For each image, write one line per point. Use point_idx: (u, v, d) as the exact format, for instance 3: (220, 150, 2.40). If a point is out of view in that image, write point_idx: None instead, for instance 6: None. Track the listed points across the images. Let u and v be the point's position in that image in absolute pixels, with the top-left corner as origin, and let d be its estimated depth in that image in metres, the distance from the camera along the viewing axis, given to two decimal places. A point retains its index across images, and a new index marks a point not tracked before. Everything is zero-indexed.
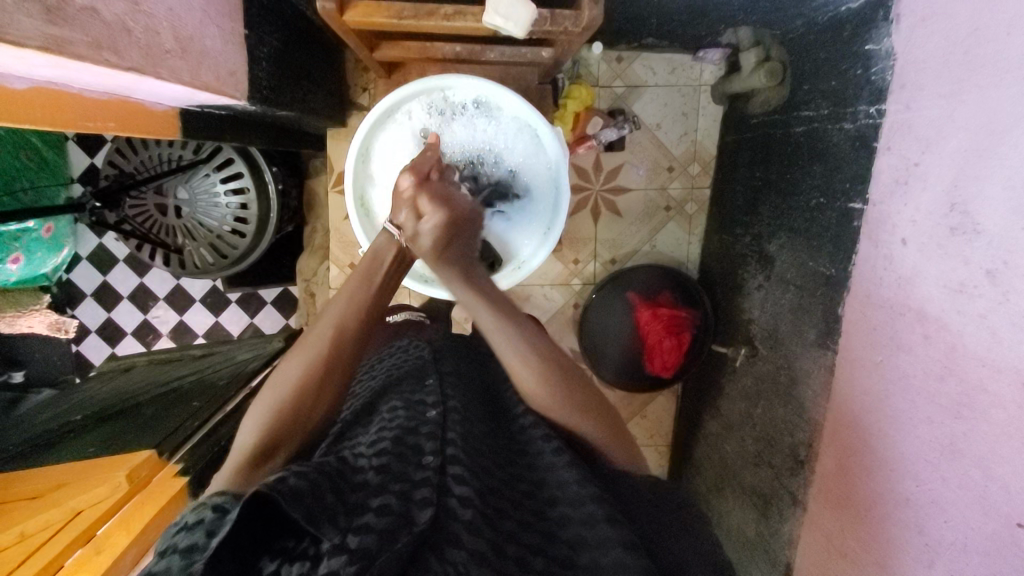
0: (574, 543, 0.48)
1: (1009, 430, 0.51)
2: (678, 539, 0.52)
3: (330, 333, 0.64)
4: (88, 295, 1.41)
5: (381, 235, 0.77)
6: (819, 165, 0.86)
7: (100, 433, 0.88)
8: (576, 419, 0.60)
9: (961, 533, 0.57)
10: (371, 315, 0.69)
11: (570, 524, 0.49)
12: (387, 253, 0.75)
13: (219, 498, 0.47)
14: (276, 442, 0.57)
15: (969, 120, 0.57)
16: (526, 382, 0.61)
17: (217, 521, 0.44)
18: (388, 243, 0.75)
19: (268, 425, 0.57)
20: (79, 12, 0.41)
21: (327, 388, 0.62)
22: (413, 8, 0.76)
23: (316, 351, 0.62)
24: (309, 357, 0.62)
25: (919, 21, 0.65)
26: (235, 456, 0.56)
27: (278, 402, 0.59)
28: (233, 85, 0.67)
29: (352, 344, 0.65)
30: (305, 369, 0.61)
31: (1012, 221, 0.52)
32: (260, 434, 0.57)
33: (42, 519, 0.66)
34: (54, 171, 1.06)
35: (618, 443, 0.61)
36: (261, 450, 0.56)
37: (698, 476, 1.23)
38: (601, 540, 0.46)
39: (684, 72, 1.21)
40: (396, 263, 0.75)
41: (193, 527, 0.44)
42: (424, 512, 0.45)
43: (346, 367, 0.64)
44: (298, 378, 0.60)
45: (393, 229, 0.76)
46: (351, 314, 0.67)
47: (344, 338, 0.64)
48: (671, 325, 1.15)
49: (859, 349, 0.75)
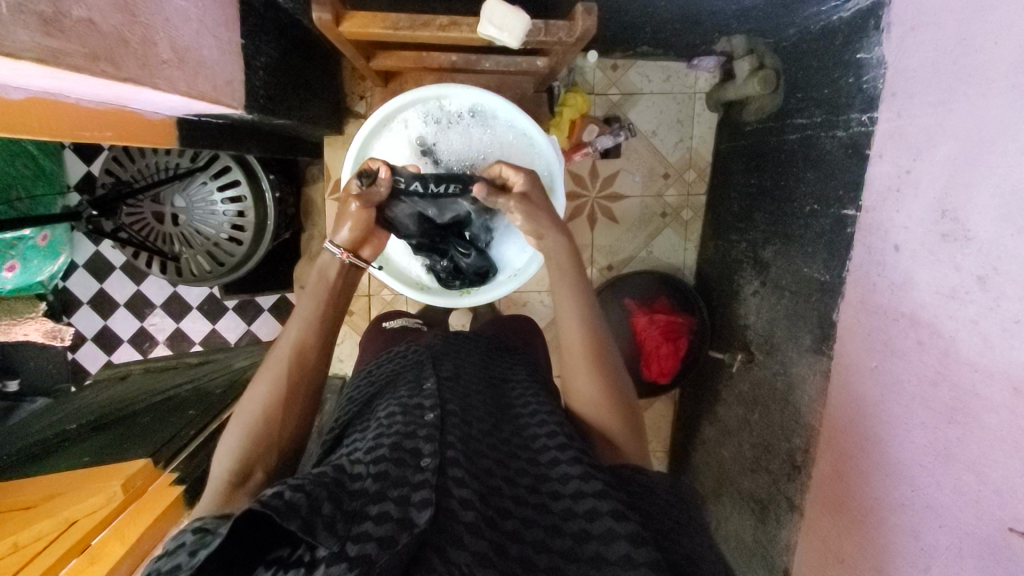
0: (576, 535, 0.48)
1: (1001, 435, 0.52)
2: (687, 536, 0.52)
3: (291, 354, 0.64)
4: (84, 303, 1.40)
5: (322, 253, 0.72)
6: (813, 172, 0.87)
7: (96, 442, 0.87)
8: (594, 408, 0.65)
9: (955, 537, 0.57)
10: (329, 328, 0.68)
11: (575, 517, 0.49)
12: (333, 270, 0.71)
13: (198, 522, 0.48)
14: (254, 462, 0.57)
15: (959, 128, 0.58)
16: (586, 383, 0.66)
17: (200, 540, 0.44)
18: (332, 260, 0.72)
19: (241, 450, 0.57)
20: (76, 25, 0.41)
21: (297, 400, 0.62)
22: (408, 19, 0.77)
23: (278, 375, 0.62)
24: (275, 378, 0.62)
25: (909, 31, 0.66)
26: (215, 480, 0.56)
27: (246, 428, 0.59)
28: (230, 93, 0.67)
29: (315, 359, 0.65)
30: (270, 390, 0.61)
31: (1002, 228, 0.52)
32: (235, 459, 0.57)
33: (35, 530, 0.64)
34: (50, 179, 1.07)
35: (631, 440, 0.63)
36: (237, 474, 0.56)
37: (695, 482, 1.23)
38: (609, 532, 0.47)
39: (678, 80, 1.22)
40: (343, 276, 0.72)
41: (174, 551, 0.44)
42: (423, 513, 0.45)
43: (315, 383, 0.65)
44: (266, 400, 0.61)
45: (334, 246, 0.73)
46: (308, 330, 0.66)
47: (308, 358, 0.65)
48: (668, 332, 1.16)
49: (854, 354, 0.75)
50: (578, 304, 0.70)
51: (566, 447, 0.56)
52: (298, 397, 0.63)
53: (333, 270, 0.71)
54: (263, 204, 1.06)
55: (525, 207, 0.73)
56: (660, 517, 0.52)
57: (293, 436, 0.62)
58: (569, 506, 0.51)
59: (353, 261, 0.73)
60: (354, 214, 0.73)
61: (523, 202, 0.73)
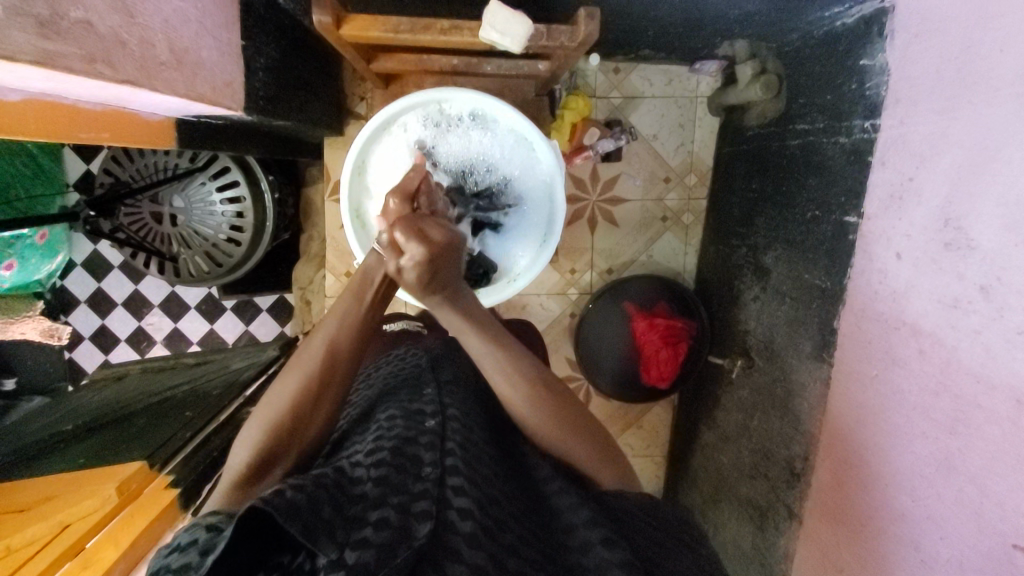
0: (572, 568, 0.48)
1: (1003, 447, 0.51)
2: (679, 558, 0.52)
3: (321, 353, 0.62)
4: (82, 302, 1.40)
5: (369, 252, 0.70)
6: (815, 178, 0.86)
7: (92, 443, 0.87)
8: (548, 438, 0.62)
9: (957, 550, 0.56)
10: (363, 334, 0.66)
11: (570, 549, 0.49)
12: (377, 274, 0.69)
13: (213, 518, 0.47)
14: (273, 459, 0.57)
15: (962, 137, 0.58)
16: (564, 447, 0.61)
17: (212, 540, 0.43)
18: (378, 262, 0.69)
19: (258, 443, 0.57)
20: (74, 26, 0.41)
21: (323, 401, 0.61)
22: (409, 23, 0.76)
23: (307, 370, 0.61)
24: (301, 378, 0.60)
25: (912, 38, 0.66)
26: (229, 471, 0.57)
27: (269, 421, 0.58)
28: (230, 95, 0.67)
29: (346, 362, 0.64)
30: (299, 385, 0.60)
31: (1004, 238, 0.52)
32: (253, 453, 0.56)
33: (29, 534, 0.64)
34: (49, 177, 1.06)
35: (602, 462, 0.62)
36: (250, 471, 0.56)
37: (693, 487, 1.23)
38: (602, 565, 0.46)
39: (680, 83, 1.21)
40: (387, 283, 0.69)
41: (186, 547, 0.43)
42: (424, 525, 0.44)
43: (336, 391, 0.62)
44: (290, 399, 0.59)
45: (382, 247, 0.69)
46: (344, 331, 0.65)
47: (336, 361, 0.62)
48: (667, 336, 1.14)
49: (854, 362, 0.75)
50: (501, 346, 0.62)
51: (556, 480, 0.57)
52: (324, 397, 0.61)
53: (379, 275, 0.69)
54: (263, 206, 1.06)
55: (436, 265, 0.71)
56: (646, 541, 0.52)
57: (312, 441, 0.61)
58: (562, 538, 0.50)
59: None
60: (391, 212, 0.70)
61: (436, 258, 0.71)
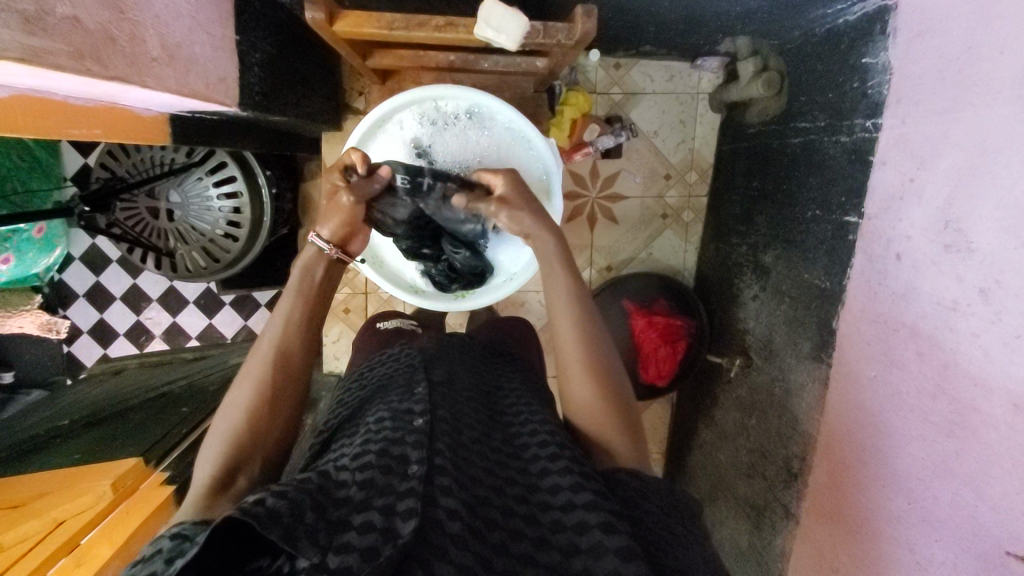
0: (564, 549, 0.47)
1: (999, 451, 0.51)
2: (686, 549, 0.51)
3: (273, 357, 0.63)
4: (81, 295, 1.39)
5: (308, 247, 0.69)
6: (816, 177, 0.86)
7: (89, 438, 0.87)
8: (581, 406, 0.65)
9: (953, 553, 0.56)
10: (310, 330, 0.67)
11: (563, 532, 0.49)
12: (318, 268, 0.69)
13: (179, 527, 0.47)
14: (239, 465, 0.57)
15: (963, 138, 0.57)
16: (592, 415, 0.64)
17: (177, 548, 0.43)
18: (318, 256, 0.70)
19: (222, 455, 0.57)
20: (61, 22, 0.40)
21: (280, 404, 0.62)
22: (403, 20, 0.76)
23: (261, 375, 0.61)
24: (256, 382, 0.61)
25: (915, 37, 0.65)
26: (196, 485, 0.55)
27: (232, 427, 0.58)
28: (224, 91, 0.66)
29: (299, 360, 0.64)
30: (253, 393, 0.60)
31: (1004, 241, 0.51)
32: (215, 465, 0.56)
33: (22, 531, 0.64)
34: (48, 171, 1.06)
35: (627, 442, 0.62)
36: (217, 480, 0.55)
37: (691, 486, 1.22)
38: (596, 546, 0.46)
39: (682, 80, 1.20)
40: (328, 275, 0.70)
41: (149, 558, 0.43)
42: (408, 523, 0.44)
43: (299, 390, 0.64)
44: (247, 403, 0.60)
45: (320, 242, 0.70)
46: (292, 331, 0.65)
47: (290, 361, 0.64)
48: (666, 334, 1.15)
49: (853, 363, 0.74)
50: (571, 292, 0.70)
51: (557, 458, 0.56)
52: (282, 401, 0.62)
53: (319, 271, 0.69)
54: (261, 201, 1.05)
55: (507, 212, 0.72)
56: (652, 526, 0.51)
57: (278, 439, 0.61)
58: (556, 521, 0.50)
59: (340, 256, 0.71)
60: (342, 208, 0.69)
61: (503, 207, 0.72)
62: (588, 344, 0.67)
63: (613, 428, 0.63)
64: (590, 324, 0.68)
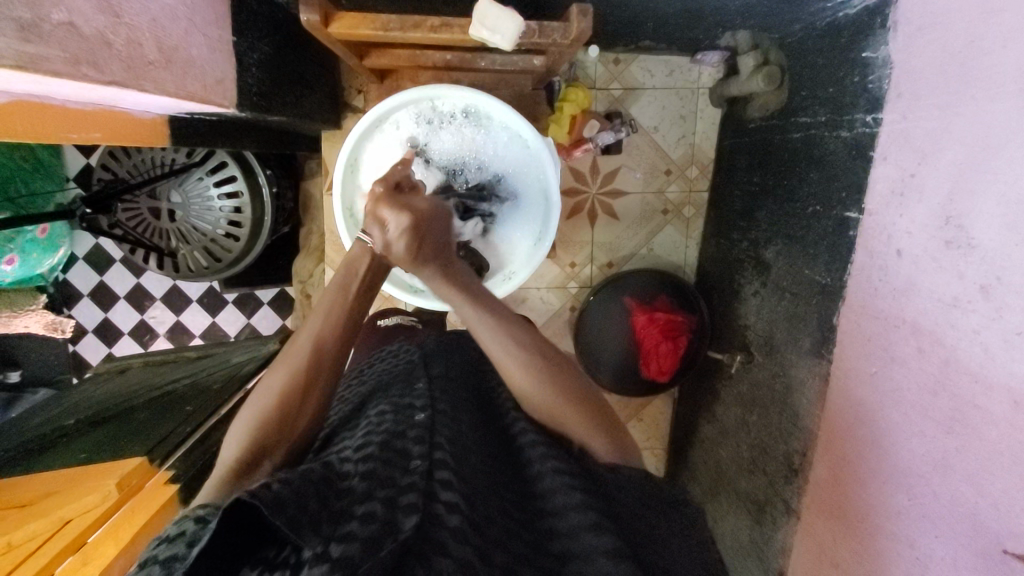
0: (560, 556, 0.47)
1: (999, 447, 0.51)
2: (672, 543, 0.52)
3: (308, 347, 0.64)
4: (85, 295, 1.40)
5: (356, 243, 0.72)
6: (816, 172, 0.85)
7: (95, 437, 0.88)
8: (547, 416, 0.64)
9: (952, 549, 0.56)
10: (349, 325, 0.68)
11: (558, 536, 0.48)
12: (362, 264, 0.71)
13: (201, 510, 0.47)
14: (262, 452, 0.57)
15: (964, 133, 0.57)
16: (569, 424, 0.63)
17: (198, 532, 0.44)
18: (362, 252, 0.71)
19: (248, 439, 0.57)
20: (57, 28, 0.40)
21: (309, 397, 0.62)
22: (399, 21, 0.76)
23: (293, 365, 0.62)
24: (291, 369, 0.62)
25: (916, 31, 0.65)
26: (221, 468, 0.57)
27: (259, 412, 0.59)
28: (221, 92, 0.66)
29: (331, 354, 0.65)
30: (286, 379, 0.61)
31: (1006, 237, 0.51)
32: (241, 450, 0.57)
33: (31, 530, 0.64)
34: (50, 172, 1.07)
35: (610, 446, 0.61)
36: (242, 465, 0.56)
37: (693, 481, 1.22)
38: (586, 550, 0.46)
39: (682, 75, 1.20)
40: (373, 271, 0.71)
41: (174, 539, 0.44)
42: (409, 518, 0.43)
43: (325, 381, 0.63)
44: (277, 390, 0.60)
45: (365, 238, 0.71)
46: (329, 327, 0.66)
47: (323, 351, 0.64)
48: (667, 330, 1.14)
49: (854, 359, 0.74)
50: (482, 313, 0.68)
51: (546, 459, 0.56)
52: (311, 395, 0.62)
53: (364, 265, 0.71)
54: (261, 200, 1.05)
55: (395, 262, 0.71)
56: (637, 525, 0.51)
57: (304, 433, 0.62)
58: (552, 525, 0.50)
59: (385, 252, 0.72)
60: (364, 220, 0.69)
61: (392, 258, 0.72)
62: (523, 353, 0.66)
63: (571, 414, 0.63)
64: (508, 323, 0.68)
